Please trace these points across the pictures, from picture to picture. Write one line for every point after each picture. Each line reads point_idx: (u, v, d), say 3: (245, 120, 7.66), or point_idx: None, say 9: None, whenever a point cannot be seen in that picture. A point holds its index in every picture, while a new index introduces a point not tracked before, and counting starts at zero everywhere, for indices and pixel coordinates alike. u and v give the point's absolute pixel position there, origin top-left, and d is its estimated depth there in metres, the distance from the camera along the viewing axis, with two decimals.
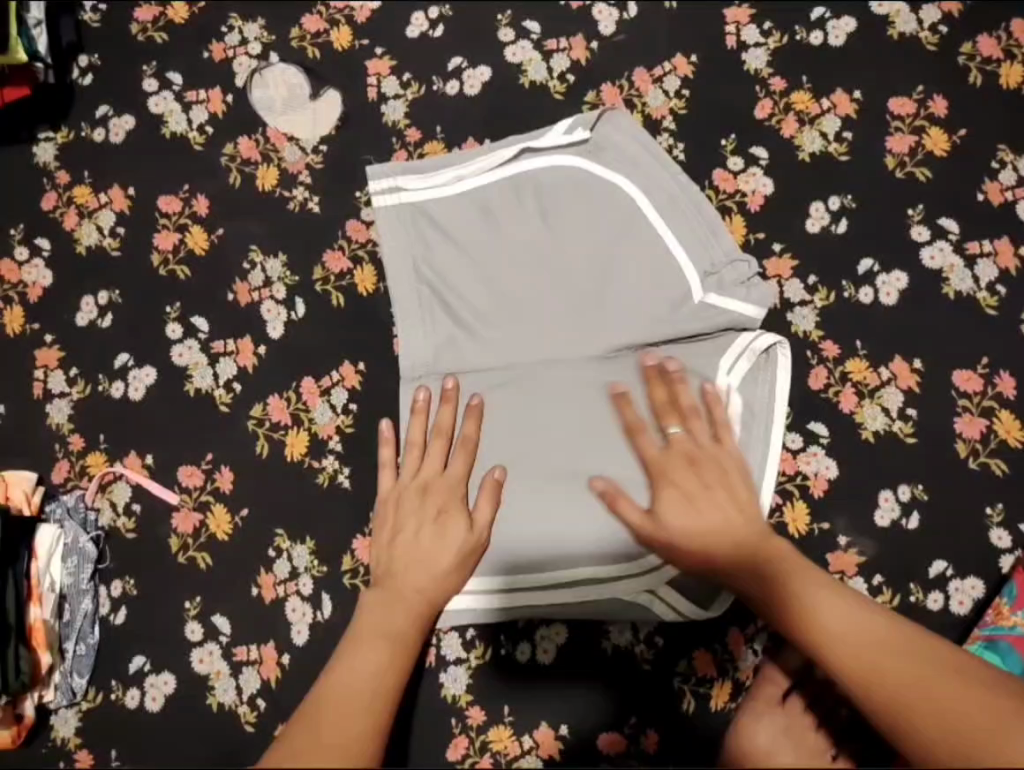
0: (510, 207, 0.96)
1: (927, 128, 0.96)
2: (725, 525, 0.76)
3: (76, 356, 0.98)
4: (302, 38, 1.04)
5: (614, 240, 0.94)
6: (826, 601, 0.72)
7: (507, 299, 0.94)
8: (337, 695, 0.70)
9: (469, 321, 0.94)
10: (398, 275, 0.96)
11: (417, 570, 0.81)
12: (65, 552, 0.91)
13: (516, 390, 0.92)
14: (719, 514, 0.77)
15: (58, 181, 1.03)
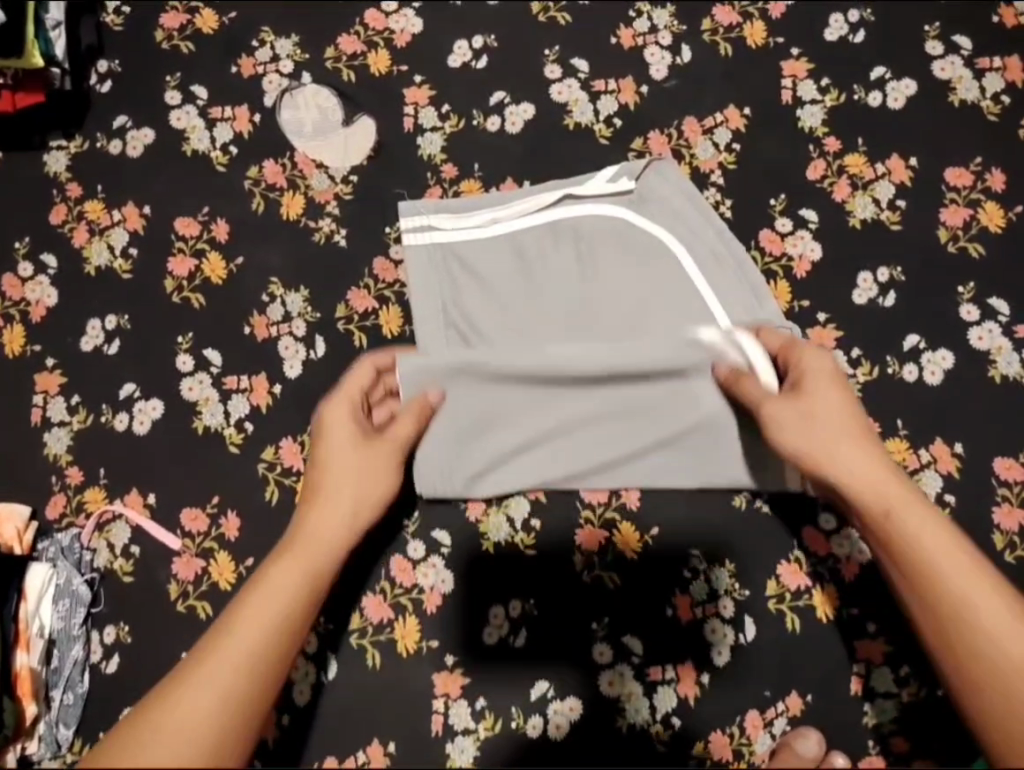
0: (548, 254, 0.91)
1: (982, 202, 0.93)
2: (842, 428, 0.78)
3: (79, 382, 0.92)
4: (338, 58, 0.99)
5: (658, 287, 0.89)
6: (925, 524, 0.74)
7: (539, 337, 0.88)
8: (259, 594, 0.74)
9: (498, 357, 0.89)
10: (426, 306, 0.90)
11: (327, 517, 0.78)
12: (56, 594, 0.86)
13: (538, 436, 0.87)
14: (845, 437, 0.77)
15: (68, 193, 0.97)
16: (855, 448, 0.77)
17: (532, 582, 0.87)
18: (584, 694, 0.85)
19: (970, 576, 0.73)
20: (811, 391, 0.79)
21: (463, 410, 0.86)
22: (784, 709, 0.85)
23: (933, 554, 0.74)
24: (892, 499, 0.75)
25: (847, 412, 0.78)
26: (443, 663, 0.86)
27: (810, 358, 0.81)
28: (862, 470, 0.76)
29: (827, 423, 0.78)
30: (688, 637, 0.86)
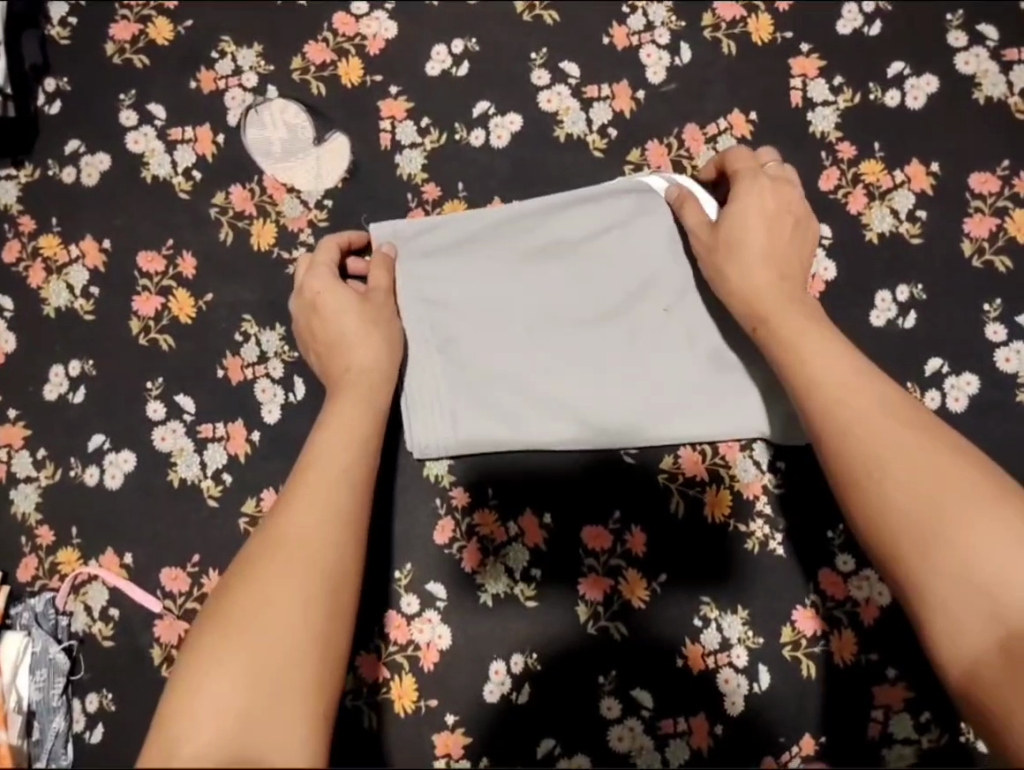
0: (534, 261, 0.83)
1: (1010, 210, 0.86)
2: (742, 243, 0.76)
3: (45, 434, 0.87)
4: (306, 69, 0.90)
5: (649, 244, 0.83)
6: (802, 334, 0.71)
7: (518, 283, 0.83)
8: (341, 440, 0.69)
9: (477, 297, 0.82)
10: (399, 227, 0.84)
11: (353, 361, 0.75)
12: (33, 663, 0.82)
13: (517, 383, 0.82)
14: (755, 246, 0.76)
15: (20, 228, 0.89)
16: (756, 259, 0.75)
17: (535, 637, 0.83)
18: (593, 750, 0.82)
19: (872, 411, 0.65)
20: (738, 212, 0.77)
21: (437, 304, 0.82)
22: (800, 757, 0.82)
23: (821, 384, 0.67)
24: (770, 298, 0.74)
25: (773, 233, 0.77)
26: (443, 723, 0.82)
27: (746, 186, 0.79)
28: (752, 277, 0.74)
29: (741, 238, 0.76)
30: (699, 688, 0.83)
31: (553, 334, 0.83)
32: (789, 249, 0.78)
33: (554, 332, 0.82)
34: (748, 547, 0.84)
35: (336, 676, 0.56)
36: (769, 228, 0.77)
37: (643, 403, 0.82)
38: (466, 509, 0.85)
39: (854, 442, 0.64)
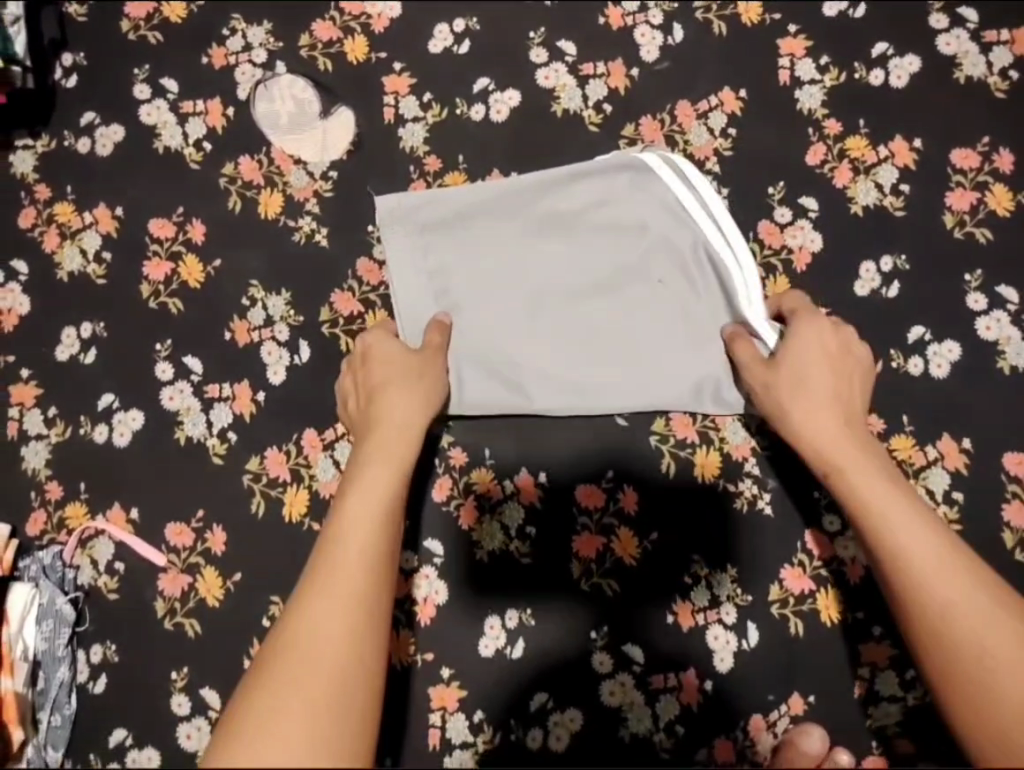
0: (533, 238, 0.87)
1: (990, 184, 0.89)
2: (812, 391, 0.79)
3: (56, 393, 0.89)
4: (313, 46, 0.94)
5: (641, 219, 0.86)
6: (872, 481, 0.74)
7: (517, 259, 0.87)
8: (375, 481, 0.72)
9: (475, 270, 0.87)
10: (404, 202, 0.88)
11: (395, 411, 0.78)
12: (40, 615, 0.83)
13: (512, 352, 0.85)
14: (818, 384, 0.79)
15: (36, 196, 0.93)
16: (818, 402, 0.78)
17: (529, 593, 0.86)
18: (585, 705, 0.84)
19: (923, 535, 0.71)
20: (800, 347, 0.80)
21: (441, 281, 0.87)
22: (788, 713, 0.84)
23: (895, 530, 0.71)
24: (844, 456, 0.76)
25: (833, 376, 0.80)
26: (439, 676, 0.85)
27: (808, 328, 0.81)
28: (819, 417, 0.78)
29: (803, 379, 0.79)
30: (690, 644, 0.85)
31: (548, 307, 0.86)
32: (855, 392, 0.80)
33: (552, 306, 0.86)
34: (737, 507, 0.86)
35: (366, 698, 0.60)
36: (834, 375, 0.80)
37: (634, 370, 0.85)
38: (464, 469, 0.87)
39: (920, 585, 0.69)
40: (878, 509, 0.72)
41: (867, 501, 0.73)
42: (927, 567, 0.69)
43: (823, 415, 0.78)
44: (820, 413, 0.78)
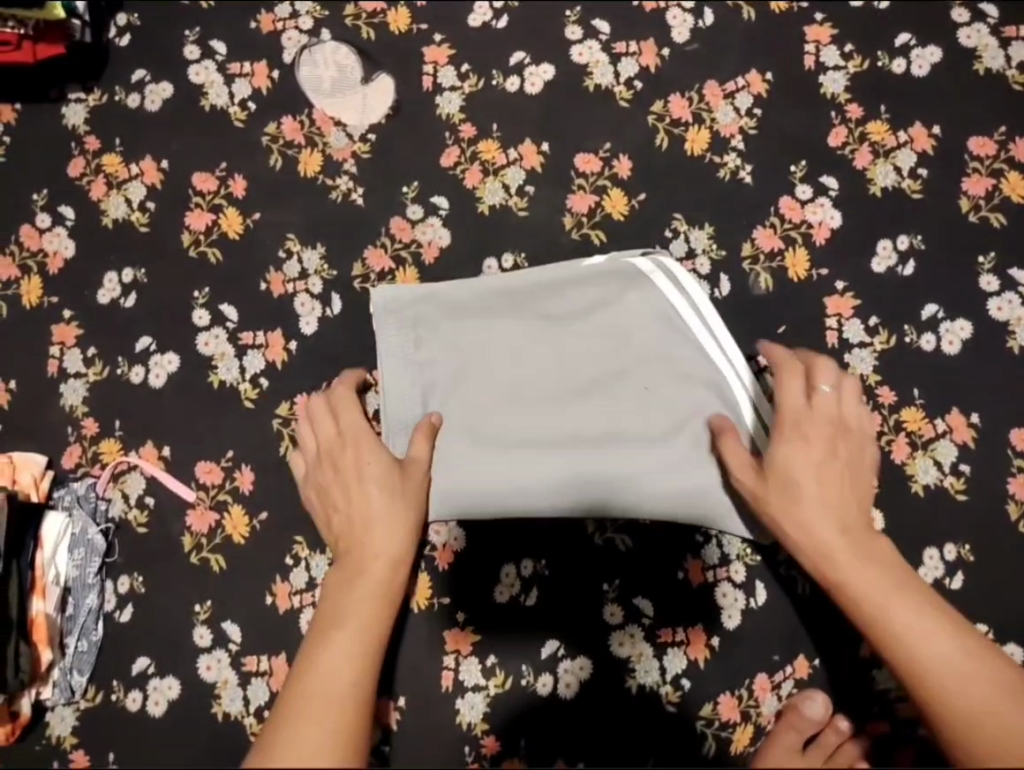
0: (529, 346, 0.86)
1: (1005, 171, 0.92)
2: (805, 472, 0.77)
3: (95, 335, 0.93)
4: (357, 16, 0.98)
5: (633, 322, 0.86)
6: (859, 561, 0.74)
7: (509, 367, 0.86)
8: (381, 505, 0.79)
9: (450, 375, 0.86)
10: (399, 299, 0.87)
11: (372, 494, 0.79)
12: (72, 543, 0.87)
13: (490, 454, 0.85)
14: (806, 453, 0.77)
15: (86, 146, 0.97)
16: (817, 489, 0.77)
17: (545, 544, 0.89)
18: (595, 654, 0.87)
19: (890, 593, 0.72)
20: (794, 417, 0.79)
21: (427, 387, 0.86)
22: (793, 673, 0.86)
23: (892, 613, 0.72)
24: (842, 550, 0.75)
25: (821, 441, 0.78)
26: (454, 621, 0.88)
27: (790, 390, 0.80)
28: (809, 493, 0.76)
29: (788, 476, 0.77)
30: (698, 601, 0.87)
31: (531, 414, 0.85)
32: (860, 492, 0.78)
33: (545, 413, 0.85)
34: None
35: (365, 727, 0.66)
36: (823, 438, 0.78)
37: (610, 477, 0.84)
38: None
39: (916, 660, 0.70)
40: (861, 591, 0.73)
41: (847, 582, 0.74)
42: (924, 643, 0.70)
43: (820, 492, 0.76)
44: (819, 478, 0.77)
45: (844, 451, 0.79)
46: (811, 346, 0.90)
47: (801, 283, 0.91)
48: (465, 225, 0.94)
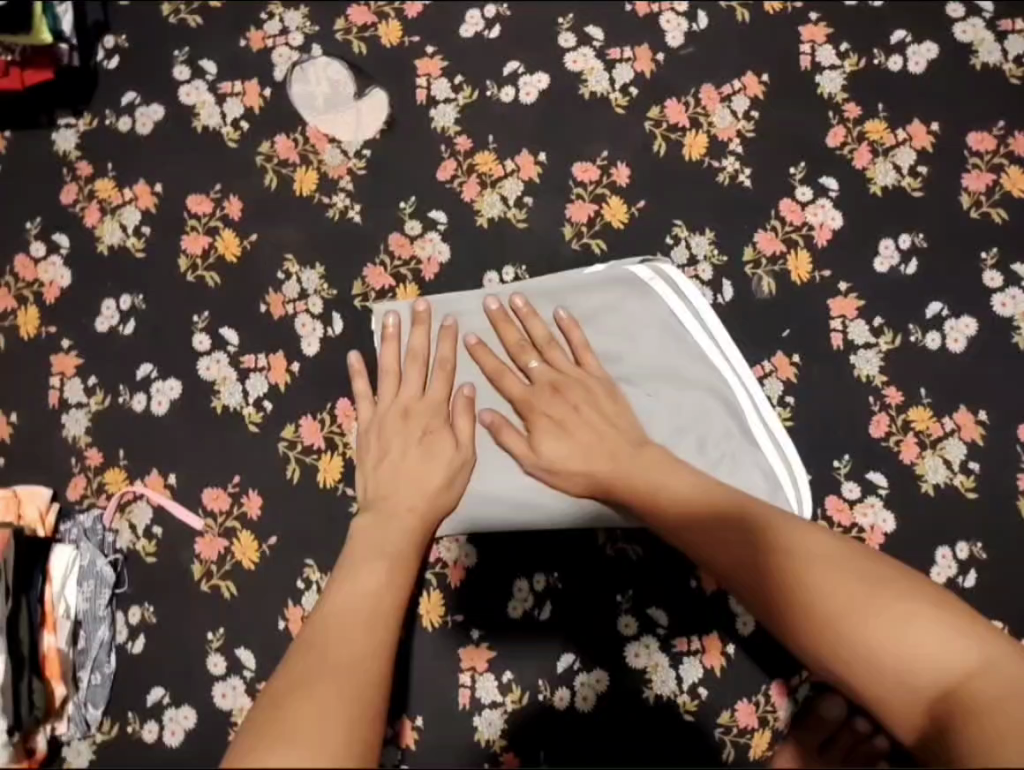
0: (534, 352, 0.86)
1: (1006, 166, 0.92)
2: (610, 452, 0.77)
3: (96, 364, 0.92)
4: (348, 30, 0.97)
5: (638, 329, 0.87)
6: (777, 522, 0.64)
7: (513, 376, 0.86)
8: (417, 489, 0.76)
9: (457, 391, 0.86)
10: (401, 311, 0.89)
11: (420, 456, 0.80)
12: (81, 575, 0.86)
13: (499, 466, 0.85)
14: (573, 427, 0.79)
15: (78, 172, 0.95)
16: (587, 443, 0.78)
17: (556, 557, 0.88)
18: (610, 666, 0.87)
19: (794, 534, 0.63)
20: (524, 406, 0.82)
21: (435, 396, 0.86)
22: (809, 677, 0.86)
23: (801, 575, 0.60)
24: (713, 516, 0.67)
25: (542, 419, 0.81)
26: (469, 638, 0.88)
27: (510, 382, 0.84)
28: (581, 458, 0.78)
29: (650, 458, 0.75)
30: (712, 609, 0.87)
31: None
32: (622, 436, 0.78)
33: None
34: None
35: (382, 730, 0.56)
36: (558, 406, 0.81)
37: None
38: None
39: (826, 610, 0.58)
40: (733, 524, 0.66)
41: (771, 519, 0.65)
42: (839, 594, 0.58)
43: (574, 450, 0.78)
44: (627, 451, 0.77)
45: (567, 403, 0.81)
46: (818, 349, 0.90)
47: (804, 285, 0.91)
48: (465, 239, 0.93)
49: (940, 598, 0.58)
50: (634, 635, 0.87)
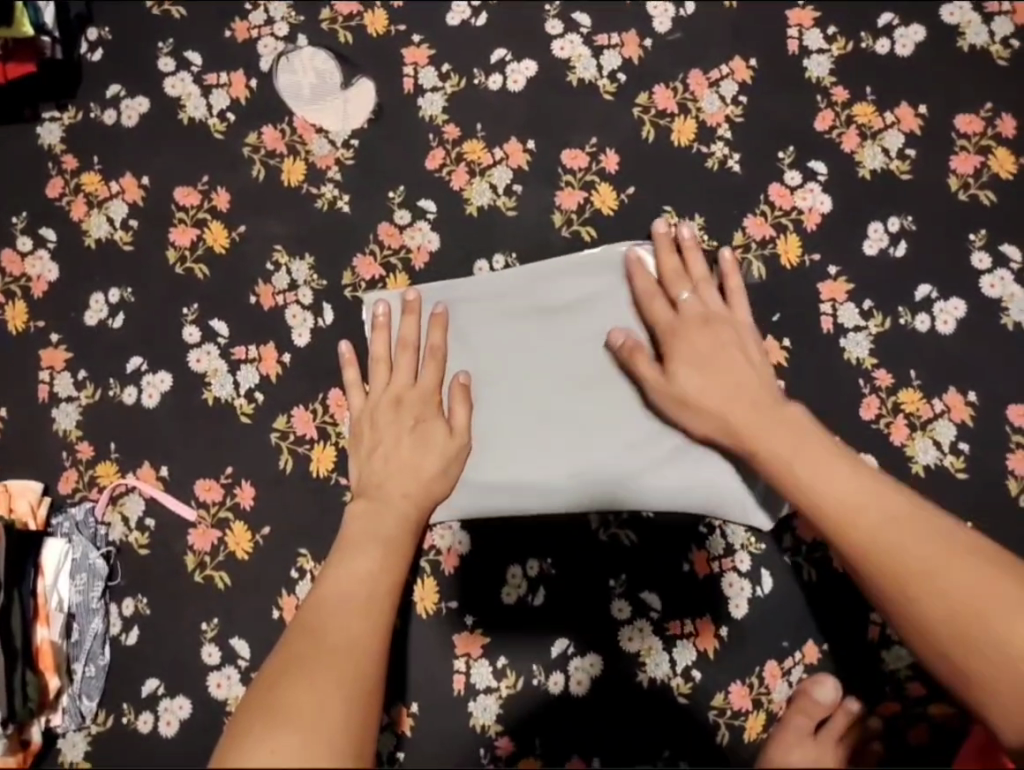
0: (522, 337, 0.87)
1: (993, 148, 0.92)
2: (739, 390, 0.77)
3: (85, 358, 0.92)
4: (334, 20, 0.96)
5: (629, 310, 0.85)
6: (834, 473, 0.71)
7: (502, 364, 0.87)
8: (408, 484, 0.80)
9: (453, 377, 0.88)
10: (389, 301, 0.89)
11: (413, 447, 0.82)
12: (73, 569, 0.86)
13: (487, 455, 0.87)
14: (713, 364, 0.79)
15: (64, 166, 0.95)
16: (753, 406, 0.76)
17: (549, 543, 0.88)
18: (605, 650, 0.87)
19: (899, 523, 0.69)
20: (670, 332, 0.81)
21: None
22: (802, 659, 0.87)
23: (910, 562, 0.68)
24: (841, 512, 0.70)
25: (685, 349, 0.80)
26: (463, 624, 0.88)
27: (657, 308, 0.82)
28: (715, 395, 0.78)
29: (735, 393, 0.77)
30: (706, 592, 0.87)
31: (533, 412, 0.86)
32: (760, 376, 0.79)
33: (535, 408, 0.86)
34: None
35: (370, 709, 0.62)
36: (707, 339, 0.80)
37: (610, 468, 0.85)
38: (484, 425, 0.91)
39: (942, 605, 0.68)
40: (850, 505, 0.70)
41: (861, 506, 0.70)
42: (932, 586, 0.68)
43: (711, 386, 0.78)
44: (745, 403, 0.77)
45: (713, 339, 0.80)
46: (808, 332, 0.90)
47: (794, 269, 0.91)
48: (454, 227, 0.93)
49: (1010, 569, 0.69)
50: (627, 620, 0.87)
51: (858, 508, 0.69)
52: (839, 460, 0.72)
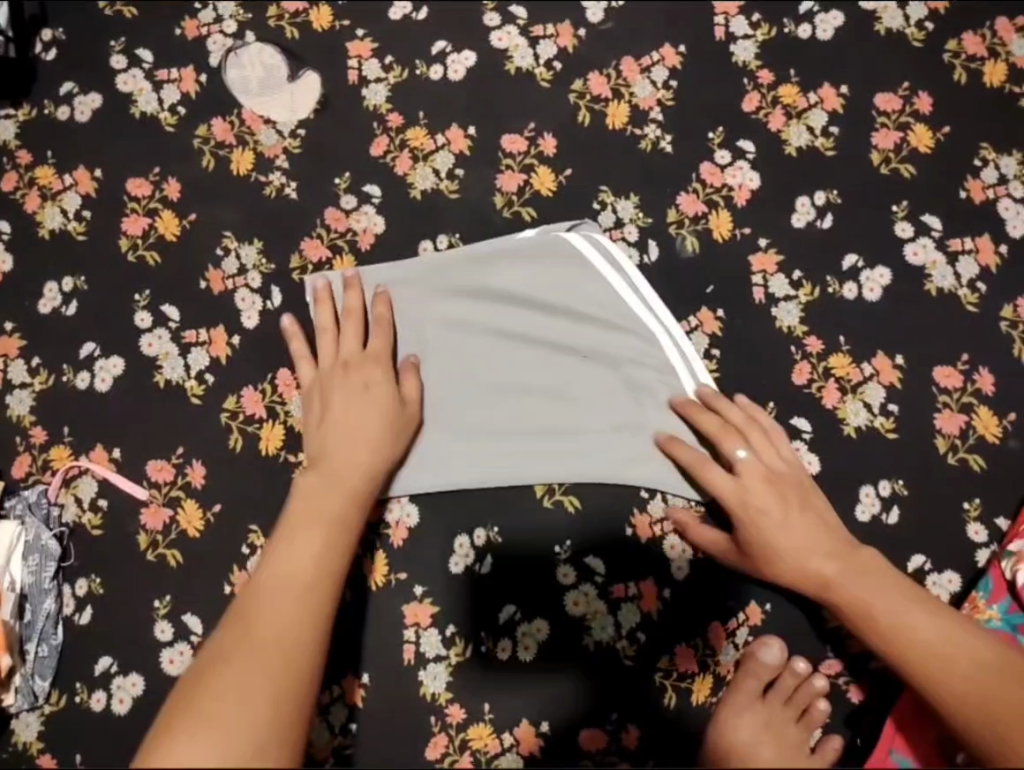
0: (464, 318, 0.91)
1: (912, 124, 0.96)
2: (810, 548, 0.81)
3: (39, 344, 0.93)
4: (280, 17, 1.00)
5: (568, 294, 0.91)
6: (917, 631, 0.77)
7: (445, 343, 0.91)
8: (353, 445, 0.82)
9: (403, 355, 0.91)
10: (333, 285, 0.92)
11: (359, 410, 0.84)
12: (26, 550, 0.88)
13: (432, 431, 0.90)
14: (780, 529, 0.82)
15: (18, 161, 0.98)
16: (822, 567, 0.80)
17: (495, 512, 0.90)
18: (551, 616, 0.89)
19: (981, 669, 0.76)
20: (735, 497, 0.83)
21: None
22: (745, 620, 0.89)
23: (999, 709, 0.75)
24: (927, 673, 0.77)
25: (752, 520, 0.82)
26: (412, 595, 0.89)
27: (717, 476, 0.84)
28: (789, 561, 0.81)
29: (814, 565, 0.81)
30: (649, 555, 0.90)
31: (474, 378, 0.91)
32: (813, 517, 0.82)
33: (478, 384, 0.91)
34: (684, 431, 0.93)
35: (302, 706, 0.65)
36: (770, 502, 0.82)
37: (551, 438, 0.90)
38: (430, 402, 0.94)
39: None
40: (938, 651, 0.76)
41: (943, 668, 0.76)
42: None
43: (779, 552, 0.82)
44: (818, 568, 0.81)
45: (777, 502, 0.82)
46: (741, 303, 0.93)
47: (726, 242, 0.94)
48: (398, 210, 0.96)
49: None
50: (572, 584, 0.89)
51: (947, 661, 0.76)
52: (918, 614, 0.78)
